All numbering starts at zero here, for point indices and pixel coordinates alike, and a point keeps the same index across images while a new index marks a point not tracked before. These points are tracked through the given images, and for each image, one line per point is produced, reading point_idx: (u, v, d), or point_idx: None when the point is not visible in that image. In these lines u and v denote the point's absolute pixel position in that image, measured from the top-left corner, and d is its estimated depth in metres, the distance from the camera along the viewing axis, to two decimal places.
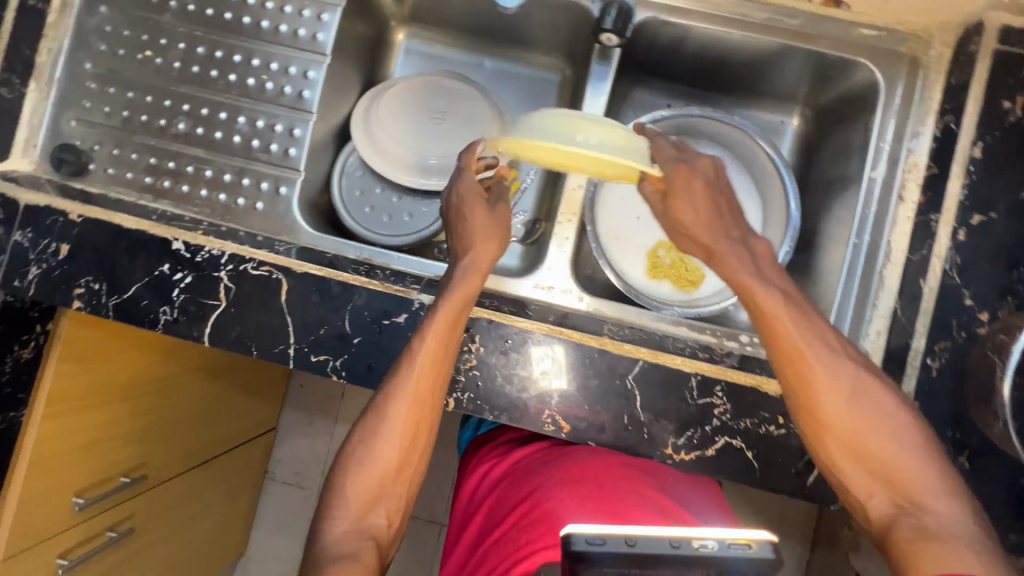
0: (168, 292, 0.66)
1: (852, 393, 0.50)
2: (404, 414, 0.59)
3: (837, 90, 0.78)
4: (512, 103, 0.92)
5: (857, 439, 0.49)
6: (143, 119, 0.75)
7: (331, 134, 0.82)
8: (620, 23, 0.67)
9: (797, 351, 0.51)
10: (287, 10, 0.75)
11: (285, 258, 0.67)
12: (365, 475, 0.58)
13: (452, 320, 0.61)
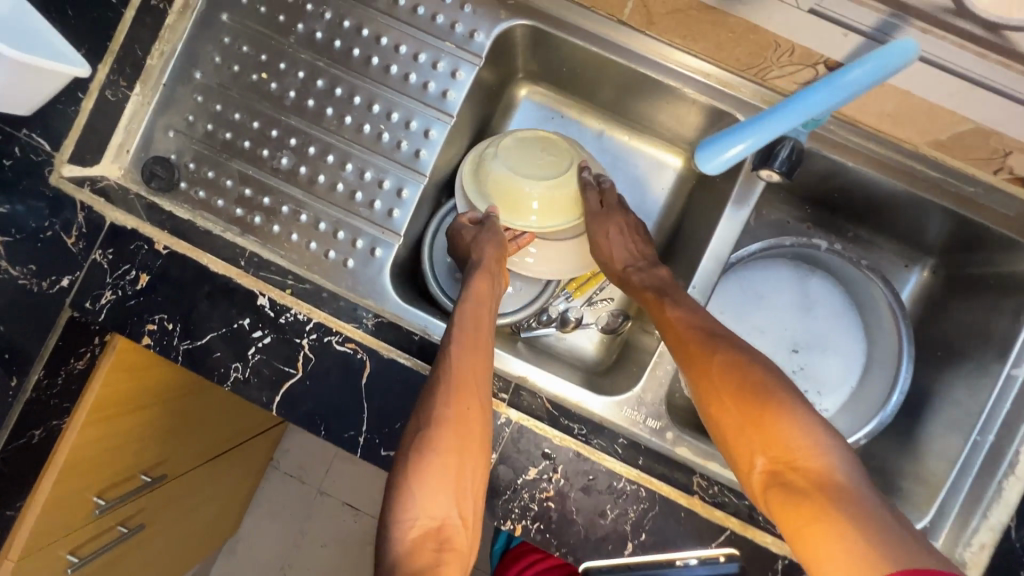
0: (245, 348, 0.62)
1: (774, 402, 0.51)
2: (458, 397, 0.54)
3: (987, 263, 0.72)
4: (624, 184, 0.85)
5: (754, 444, 0.51)
6: (244, 145, 0.69)
7: (434, 191, 0.76)
8: (790, 164, 0.62)
9: (707, 371, 0.56)
10: (421, 60, 0.69)
11: (374, 339, 0.64)
12: (424, 464, 0.52)
13: (477, 308, 0.62)
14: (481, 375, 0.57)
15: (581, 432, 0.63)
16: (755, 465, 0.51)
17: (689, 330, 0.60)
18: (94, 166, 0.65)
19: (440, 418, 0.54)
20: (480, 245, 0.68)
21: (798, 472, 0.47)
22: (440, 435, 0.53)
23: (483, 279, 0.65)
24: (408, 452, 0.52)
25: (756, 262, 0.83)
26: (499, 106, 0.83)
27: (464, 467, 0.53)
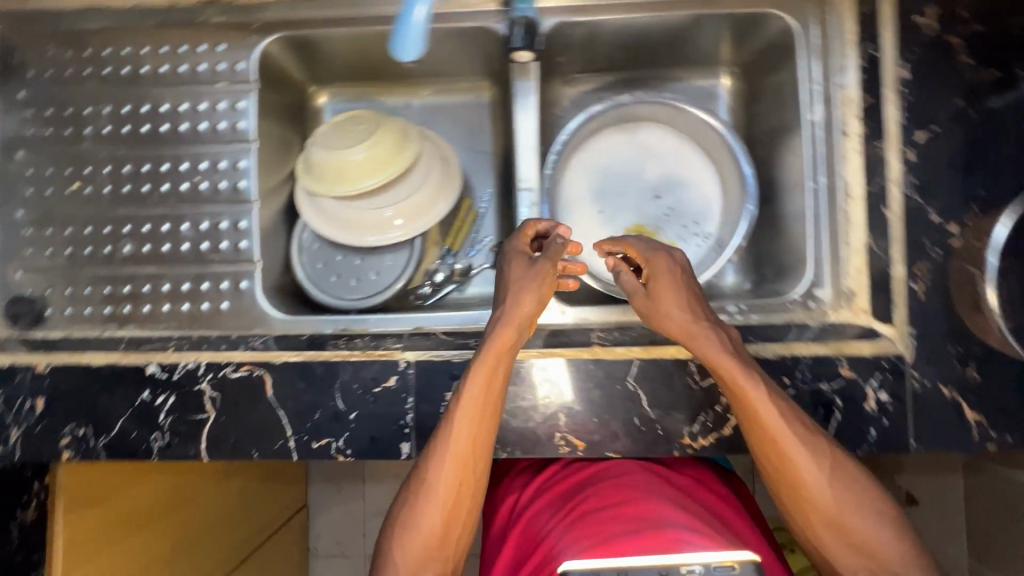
0: (155, 416, 0.65)
1: (810, 458, 0.59)
2: (450, 484, 0.60)
3: (758, 45, 0.79)
4: (450, 134, 0.91)
5: (789, 480, 0.60)
6: (88, 252, 0.74)
7: (279, 215, 0.81)
8: (528, 39, 0.71)
9: (738, 388, 0.59)
10: (202, 107, 0.75)
11: (264, 352, 0.67)
12: (412, 539, 0.60)
13: (487, 375, 0.60)
14: (483, 443, 0.61)
15: (474, 344, 0.68)
16: (791, 483, 0.60)
17: (727, 359, 0.59)
18: None
19: (439, 493, 0.60)
20: (507, 295, 0.64)
21: (826, 524, 0.59)
22: (438, 510, 0.60)
23: (507, 332, 0.61)
24: (404, 525, 0.60)
25: (589, 140, 0.89)
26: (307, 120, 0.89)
27: (452, 533, 0.61)
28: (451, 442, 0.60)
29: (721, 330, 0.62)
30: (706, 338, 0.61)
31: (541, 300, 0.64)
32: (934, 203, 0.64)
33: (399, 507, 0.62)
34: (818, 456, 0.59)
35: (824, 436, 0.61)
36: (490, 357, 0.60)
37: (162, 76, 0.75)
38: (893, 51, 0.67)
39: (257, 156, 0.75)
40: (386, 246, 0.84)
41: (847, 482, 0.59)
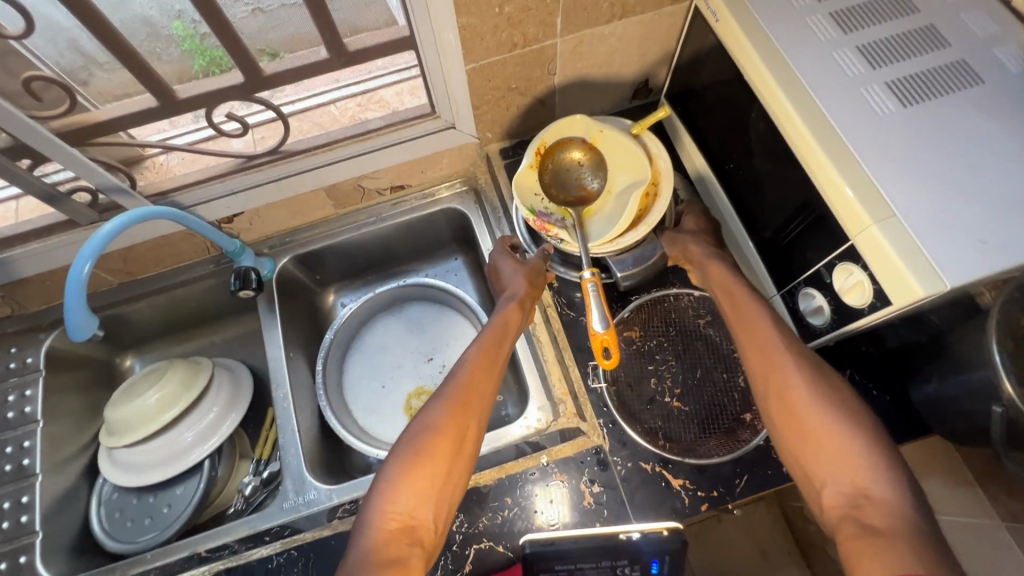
0: (148, 564, 0.79)
1: (820, 401, 0.61)
2: (458, 421, 0.67)
3: None
4: (433, 326, 1.10)
5: (783, 406, 0.63)
6: (134, 461, 0.94)
7: (305, 386, 0.99)
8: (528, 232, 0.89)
9: (743, 312, 0.69)
10: (223, 371, 1.03)
11: (246, 530, 0.79)
12: (422, 452, 0.64)
13: (497, 335, 0.76)
14: (485, 399, 0.71)
15: None
16: (792, 424, 0.62)
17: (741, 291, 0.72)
18: (25, 478, 0.87)
19: (448, 434, 0.66)
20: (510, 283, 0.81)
21: (821, 459, 0.59)
22: (448, 427, 0.66)
23: (510, 306, 0.78)
24: (409, 453, 0.64)
25: None
26: (323, 314, 1.11)
27: (450, 476, 0.65)
28: (462, 390, 0.70)
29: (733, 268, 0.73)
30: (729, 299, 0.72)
31: (535, 276, 0.82)
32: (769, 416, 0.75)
33: (393, 454, 0.65)
34: (825, 396, 0.61)
35: (836, 385, 0.63)
36: (497, 327, 0.76)
37: (209, 280, 1.01)
38: (781, 253, 0.72)
39: (278, 337, 0.97)
40: (357, 441, 0.95)
41: (852, 423, 0.59)
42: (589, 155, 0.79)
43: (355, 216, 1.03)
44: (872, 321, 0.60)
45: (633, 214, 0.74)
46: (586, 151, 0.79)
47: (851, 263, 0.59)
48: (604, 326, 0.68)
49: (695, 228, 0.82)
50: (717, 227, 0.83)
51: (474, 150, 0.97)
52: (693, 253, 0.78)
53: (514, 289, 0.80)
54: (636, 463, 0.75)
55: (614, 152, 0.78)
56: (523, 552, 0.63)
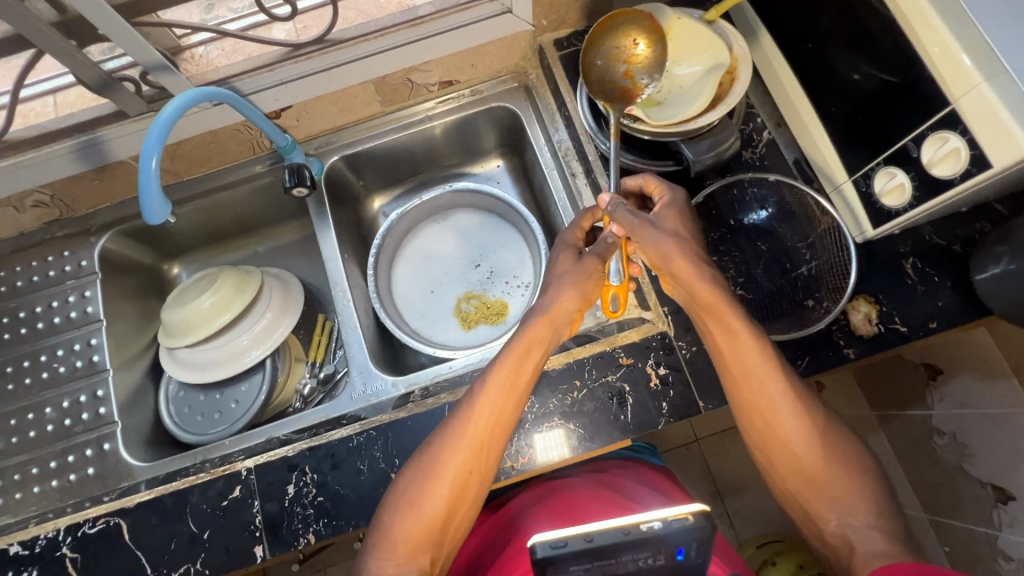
0: (229, 448, 0.83)
1: (804, 433, 0.65)
2: (461, 464, 0.67)
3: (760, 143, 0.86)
4: (477, 232, 1.10)
5: (776, 437, 0.65)
6: (197, 361, 0.96)
7: (359, 289, 1.00)
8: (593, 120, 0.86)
9: (732, 340, 0.65)
10: (274, 277, 1.04)
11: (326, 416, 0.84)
12: (421, 507, 0.65)
13: (522, 353, 0.70)
14: (498, 435, 0.69)
15: None
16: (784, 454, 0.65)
17: (727, 311, 0.64)
18: (98, 373, 0.89)
19: (451, 481, 0.66)
20: (551, 296, 0.72)
21: (815, 493, 0.64)
22: (453, 467, 0.66)
23: (538, 325, 0.71)
24: (407, 509, 0.66)
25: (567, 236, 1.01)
26: (367, 221, 1.10)
27: (457, 512, 0.67)
28: (466, 432, 0.67)
29: (722, 285, 0.66)
30: (713, 318, 0.66)
31: (583, 297, 0.73)
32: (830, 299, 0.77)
33: (394, 495, 0.67)
34: (810, 429, 0.65)
35: (818, 412, 0.66)
36: (518, 349, 0.70)
37: (255, 182, 0.99)
38: (857, 135, 0.71)
39: (333, 239, 0.96)
40: (412, 338, 0.96)
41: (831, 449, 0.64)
42: None
43: (400, 116, 1.00)
44: (964, 191, 0.60)
45: (711, 97, 0.73)
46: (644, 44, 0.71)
47: (947, 130, 0.58)
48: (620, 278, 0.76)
49: (684, 232, 0.69)
50: (692, 223, 0.72)
51: (526, 40, 0.93)
52: (674, 264, 0.66)
53: (546, 295, 0.73)
54: (701, 347, 0.77)
55: (689, 40, 0.75)
56: (534, 558, 0.50)
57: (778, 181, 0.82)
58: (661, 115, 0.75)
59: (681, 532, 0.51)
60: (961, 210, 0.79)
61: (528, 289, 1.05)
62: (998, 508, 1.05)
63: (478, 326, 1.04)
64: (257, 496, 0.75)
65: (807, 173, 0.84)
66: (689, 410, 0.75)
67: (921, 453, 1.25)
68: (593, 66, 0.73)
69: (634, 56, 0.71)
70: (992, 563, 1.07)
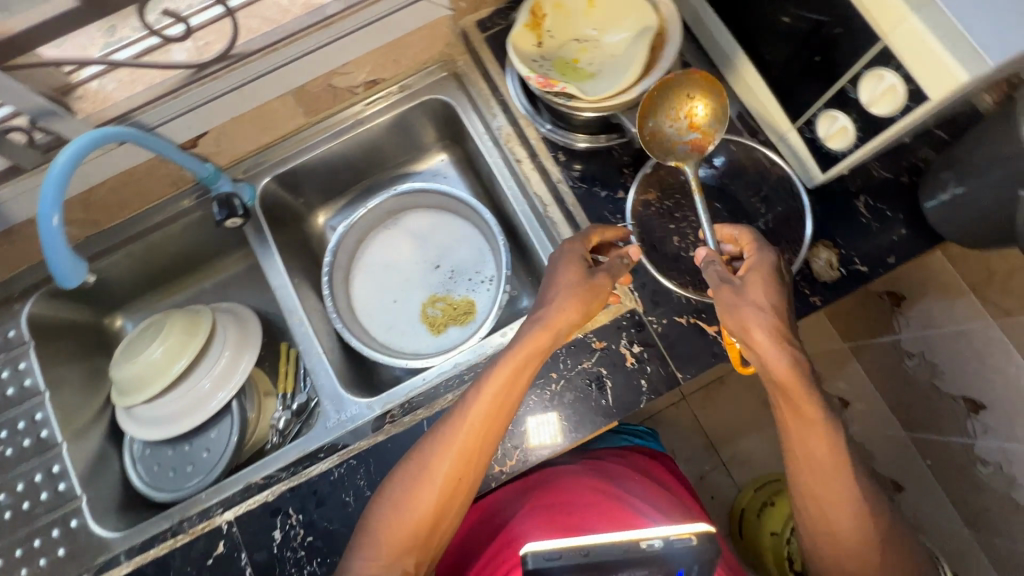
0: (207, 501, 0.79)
1: (857, 513, 0.62)
2: (453, 468, 0.66)
3: None
4: (431, 232, 1.06)
5: (827, 514, 0.63)
6: (157, 415, 0.91)
7: (319, 312, 0.96)
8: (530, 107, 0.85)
9: (804, 418, 0.61)
10: (225, 315, 0.99)
11: (304, 450, 0.80)
12: (409, 512, 0.65)
13: (523, 362, 0.67)
14: (492, 443, 0.67)
15: (452, 398, 0.78)
16: (831, 528, 0.63)
17: (806, 395, 0.60)
18: (51, 448, 0.83)
19: (442, 484, 0.66)
20: (548, 300, 0.69)
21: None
22: (445, 468, 0.66)
23: (540, 335, 0.67)
24: (394, 509, 0.65)
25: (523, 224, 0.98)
26: (315, 239, 1.05)
27: (444, 516, 0.67)
28: (459, 438, 0.66)
29: (804, 367, 0.60)
30: (787, 394, 0.60)
31: (580, 314, 0.69)
32: (790, 250, 0.77)
33: (385, 494, 0.67)
34: (865, 516, 0.63)
35: (875, 499, 0.64)
36: (519, 360, 0.67)
37: (185, 218, 0.93)
38: (793, 83, 0.70)
39: (279, 265, 0.91)
40: (379, 353, 0.93)
41: (879, 541, 0.63)
42: (587, 14, 0.74)
43: (329, 124, 0.94)
44: (906, 126, 0.59)
45: (643, 61, 0.69)
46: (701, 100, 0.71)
47: (881, 68, 0.57)
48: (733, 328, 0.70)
49: (758, 301, 0.62)
50: (780, 287, 0.65)
51: (447, 26, 0.88)
52: (752, 338, 0.60)
53: (545, 298, 0.69)
54: (671, 318, 0.76)
55: (616, 10, 0.73)
56: (525, 568, 0.51)
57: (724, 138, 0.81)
58: (596, 88, 0.71)
59: (682, 549, 0.51)
60: (904, 141, 0.79)
61: (493, 283, 1.02)
62: (972, 418, 1.09)
63: (447, 329, 1.01)
64: (244, 548, 0.72)
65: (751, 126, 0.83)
66: (668, 384, 0.74)
67: (895, 376, 1.29)
68: (649, 128, 0.72)
69: (693, 115, 0.71)
70: (973, 469, 1.12)
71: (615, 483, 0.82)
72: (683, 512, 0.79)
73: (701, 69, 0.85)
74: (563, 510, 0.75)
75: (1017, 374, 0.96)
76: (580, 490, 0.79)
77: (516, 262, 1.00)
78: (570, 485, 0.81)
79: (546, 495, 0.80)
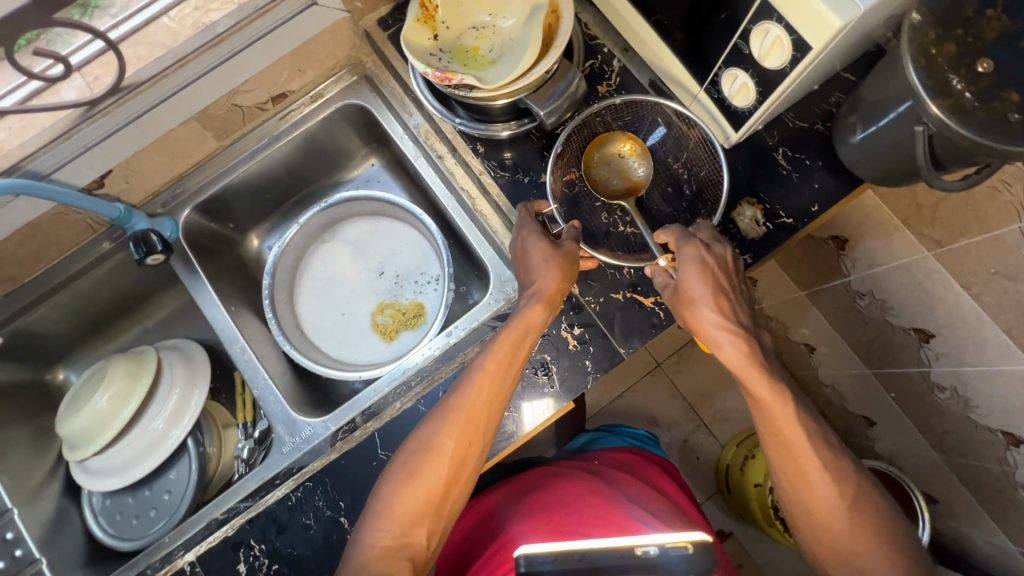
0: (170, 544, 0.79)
1: (835, 487, 0.61)
2: (461, 438, 0.64)
3: (613, 74, 0.83)
4: (371, 239, 1.05)
5: (807, 490, 0.62)
6: (113, 463, 0.89)
7: (264, 336, 0.94)
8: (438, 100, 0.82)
9: (761, 388, 0.62)
10: (169, 351, 0.96)
11: (261, 480, 0.79)
12: (415, 487, 0.62)
13: (517, 338, 0.67)
14: (494, 417, 0.67)
15: (401, 406, 0.78)
16: (811, 507, 0.62)
17: (756, 368, 0.62)
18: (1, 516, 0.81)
19: (448, 458, 0.64)
20: (535, 276, 0.69)
21: (834, 559, 0.61)
22: (452, 443, 0.64)
23: (532, 310, 0.67)
24: (403, 482, 0.63)
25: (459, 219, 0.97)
26: (252, 262, 1.02)
27: (451, 494, 0.64)
28: (463, 408, 0.65)
29: (752, 346, 0.63)
30: (739, 366, 0.63)
31: (549, 304, 0.68)
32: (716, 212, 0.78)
33: (394, 465, 0.64)
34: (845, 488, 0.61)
35: (852, 474, 0.62)
36: (518, 331, 0.67)
37: (108, 261, 0.90)
38: (692, 46, 0.69)
39: (214, 295, 0.89)
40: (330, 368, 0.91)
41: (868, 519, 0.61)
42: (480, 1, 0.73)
43: (244, 143, 0.92)
44: (799, 77, 0.60)
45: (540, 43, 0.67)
46: (632, 142, 0.80)
47: (766, 22, 0.57)
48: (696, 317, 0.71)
49: (695, 296, 0.65)
50: (715, 275, 0.66)
51: (348, 28, 0.85)
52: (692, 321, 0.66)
53: (530, 281, 0.69)
54: (607, 296, 0.76)
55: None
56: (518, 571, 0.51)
57: (638, 107, 0.80)
58: (497, 76, 0.70)
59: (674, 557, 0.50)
60: (815, 88, 0.79)
61: (439, 282, 1.01)
62: (924, 348, 1.12)
63: (399, 335, 1.00)
64: None
65: (665, 91, 0.82)
66: (612, 361, 0.75)
67: (851, 317, 1.32)
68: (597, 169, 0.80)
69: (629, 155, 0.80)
70: (931, 397, 1.16)
71: (606, 479, 0.80)
72: (682, 518, 0.75)
73: (609, 40, 0.84)
74: (557, 510, 0.71)
75: (956, 301, 0.98)
76: (575, 490, 0.75)
77: (459, 257, 0.99)
78: (567, 483, 0.77)
79: (543, 496, 0.76)
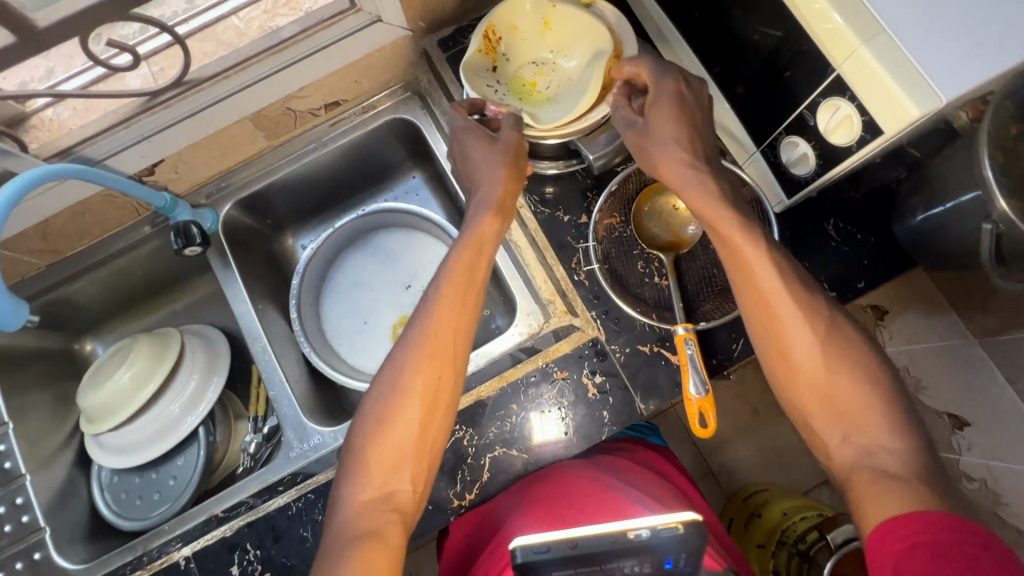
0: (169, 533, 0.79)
1: (809, 331, 0.58)
2: (426, 367, 0.62)
3: None
4: (401, 250, 1.05)
5: (803, 370, 0.58)
6: (126, 442, 0.90)
7: (286, 336, 0.95)
8: None
9: (748, 270, 0.59)
10: (194, 337, 0.97)
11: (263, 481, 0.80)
12: (388, 425, 0.61)
13: (473, 251, 0.66)
14: (460, 339, 0.65)
15: None
16: (785, 354, 0.59)
17: (744, 240, 0.59)
18: (14, 481, 0.83)
19: (414, 391, 0.62)
20: (488, 177, 0.68)
21: (827, 413, 0.57)
22: (420, 379, 0.62)
23: (486, 219, 0.67)
24: (373, 417, 0.61)
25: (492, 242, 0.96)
26: (284, 259, 1.03)
27: (427, 435, 0.62)
28: (428, 334, 0.63)
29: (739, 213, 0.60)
30: (712, 218, 0.60)
31: (500, 213, 0.68)
32: None
33: (361, 414, 0.63)
34: (825, 334, 0.58)
35: (836, 327, 0.59)
36: (473, 245, 0.66)
37: (148, 244, 0.92)
38: (753, 107, 0.68)
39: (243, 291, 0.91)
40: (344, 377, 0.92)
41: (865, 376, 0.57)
42: (542, 38, 0.73)
43: (292, 144, 0.93)
44: (863, 156, 0.57)
45: (598, 89, 0.67)
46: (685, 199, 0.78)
47: (836, 98, 0.55)
48: (704, 389, 0.68)
49: (667, 145, 0.62)
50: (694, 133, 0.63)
51: (407, 45, 0.86)
52: (667, 173, 0.63)
53: (485, 190, 0.68)
54: (633, 348, 0.75)
55: (572, 35, 0.71)
56: (514, 562, 0.50)
57: None
58: (552, 117, 0.70)
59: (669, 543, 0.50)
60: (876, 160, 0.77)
61: None
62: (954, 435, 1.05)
63: None
64: None
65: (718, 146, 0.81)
66: (630, 415, 0.73)
67: None
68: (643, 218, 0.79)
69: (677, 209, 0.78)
70: None
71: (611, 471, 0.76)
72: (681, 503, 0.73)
73: None
74: (557, 502, 0.66)
75: None
76: (578, 481, 0.70)
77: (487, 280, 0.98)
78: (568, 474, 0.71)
79: (543, 488, 0.70)
